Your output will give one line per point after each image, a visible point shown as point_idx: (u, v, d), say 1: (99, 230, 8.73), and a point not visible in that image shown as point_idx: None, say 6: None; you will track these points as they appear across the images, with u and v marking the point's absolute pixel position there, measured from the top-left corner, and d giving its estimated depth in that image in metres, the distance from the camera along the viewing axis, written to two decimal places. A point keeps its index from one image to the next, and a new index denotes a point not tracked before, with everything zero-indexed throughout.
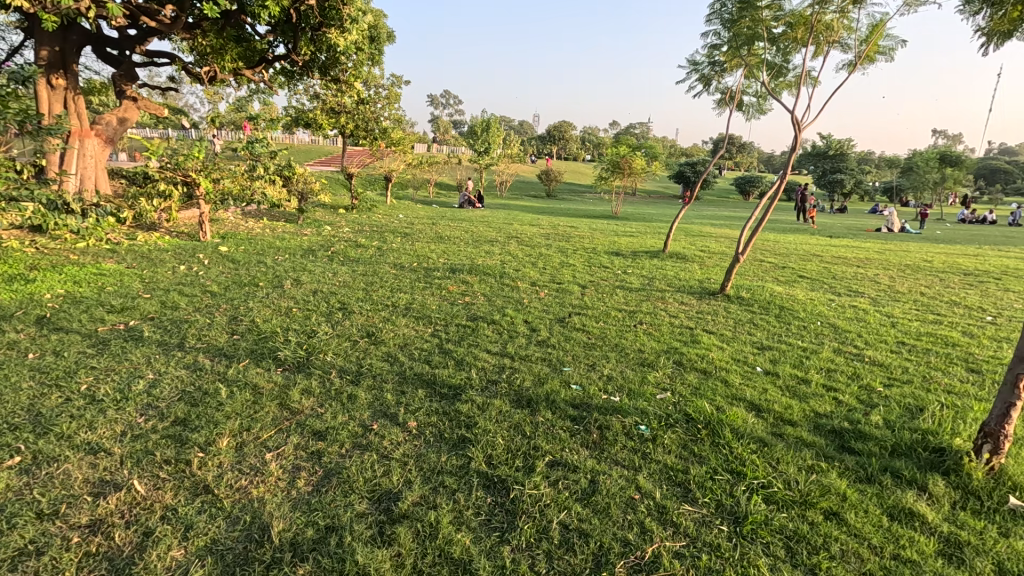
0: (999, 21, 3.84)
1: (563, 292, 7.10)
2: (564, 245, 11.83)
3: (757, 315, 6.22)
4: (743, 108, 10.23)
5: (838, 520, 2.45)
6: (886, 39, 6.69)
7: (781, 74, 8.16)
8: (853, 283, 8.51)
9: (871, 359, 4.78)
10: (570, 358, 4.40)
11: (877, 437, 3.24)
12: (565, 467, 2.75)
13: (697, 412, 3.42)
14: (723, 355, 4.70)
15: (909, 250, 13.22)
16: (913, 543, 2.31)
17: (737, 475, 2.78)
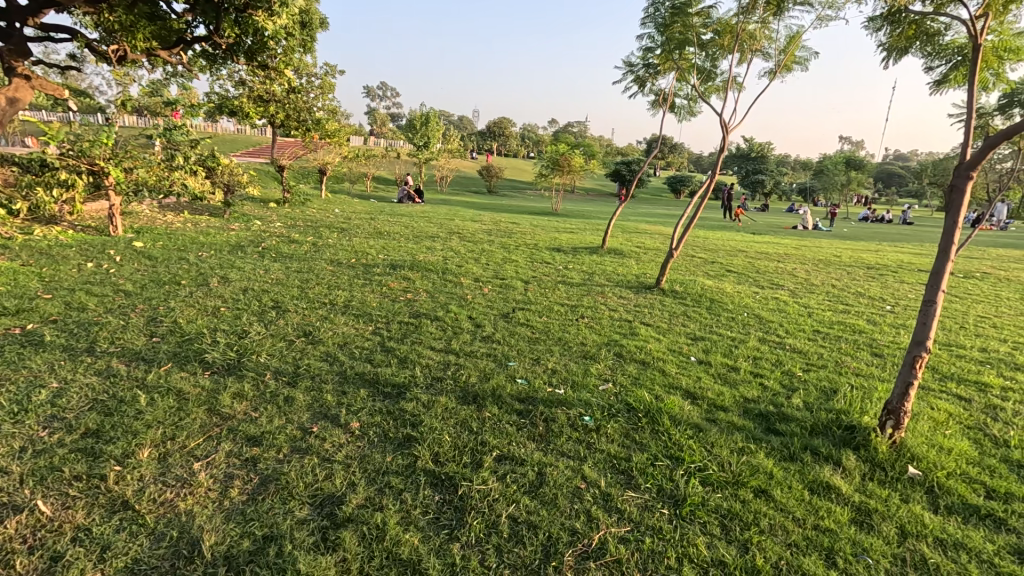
0: (897, 38, 4.24)
1: (506, 287, 7.13)
2: (506, 241, 11.88)
3: (690, 308, 6.54)
4: (675, 110, 10.70)
5: (767, 496, 2.63)
6: (801, 50, 7.22)
7: (710, 78, 8.61)
8: (774, 277, 9.15)
9: (791, 346, 5.17)
10: (515, 353, 4.43)
11: (798, 418, 3.50)
12: (512, 461, 2.77)
13: (637, 401, 3.55)
14: (660, 346, 4.91)
15: (821, 246, 14.41)
16: (830, 513, 2.52)
17: (676, 460, 2.91)
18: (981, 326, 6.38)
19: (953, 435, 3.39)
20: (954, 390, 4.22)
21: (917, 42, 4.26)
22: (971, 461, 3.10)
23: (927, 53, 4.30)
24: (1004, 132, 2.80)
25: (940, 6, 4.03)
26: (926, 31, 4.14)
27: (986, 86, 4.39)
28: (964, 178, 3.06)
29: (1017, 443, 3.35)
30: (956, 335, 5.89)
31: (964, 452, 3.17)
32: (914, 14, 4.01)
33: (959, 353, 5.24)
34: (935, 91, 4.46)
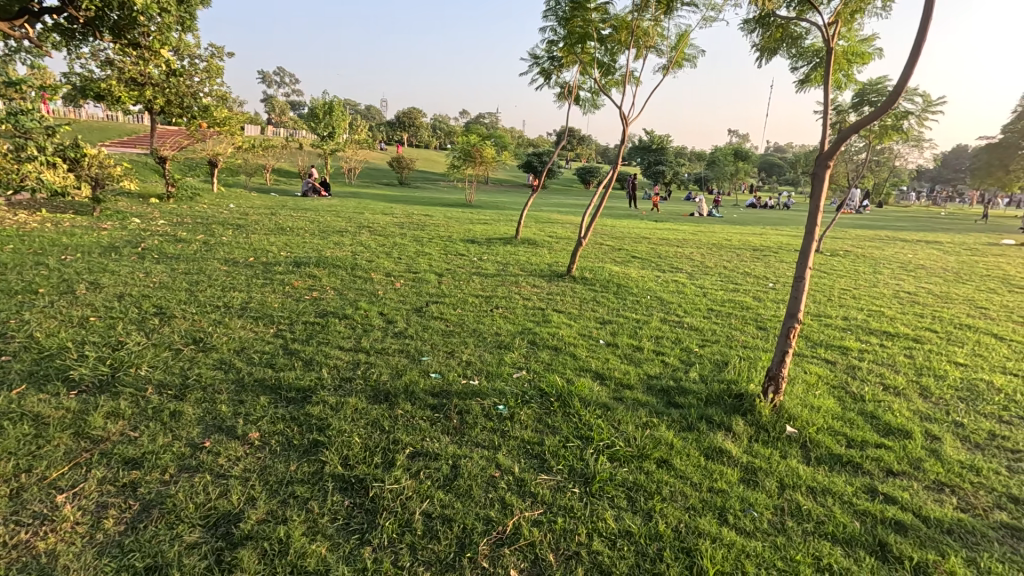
0: (767, 39, 4.67)
1: (420, 281, 6.99)
2: (419, 234, 11.64)
3: (599, 293, 6.82)
4: (580, 102, 11.04)
5: (667, 466, 2.82)
6: (689, 48, 7.73)
7: (610, 72, 8.95)
8: (674, 261, 9.81)
9: (688, 325, 5.58)
10: (429, 347, 4.36)
11: (695, 391, 3.79)
12: (426, 457, 2.73)
13: (550, 386, 3.64)
14: (572, 331, 5.07)
15: (714, 231, 15.69)
16: (722, 475, 2.76)
17: (586, 439, 3.03)
18: (843, 298, 7.30)
19: (821, 395, 3.85)
20: (822, 355, 4.79)
21: (783, 44, 4.71)
22: (836, 416, 3.54)
23: (792, 54, 4.77)
24: (851, 127, 3.17)
25: (802, 12, 4.48)
26: (790, 35, 4.59)
27: (840, 86, 4.96)
28: (824, 167, 3.44)
29: (870, 397, 3.88)
30: (823, 307, 6.69)
31: (830, 408, 3.61)
32: (780, 18, 4.43)
33: (826, 322, 5.95)
34: (799, 89, 4.97)
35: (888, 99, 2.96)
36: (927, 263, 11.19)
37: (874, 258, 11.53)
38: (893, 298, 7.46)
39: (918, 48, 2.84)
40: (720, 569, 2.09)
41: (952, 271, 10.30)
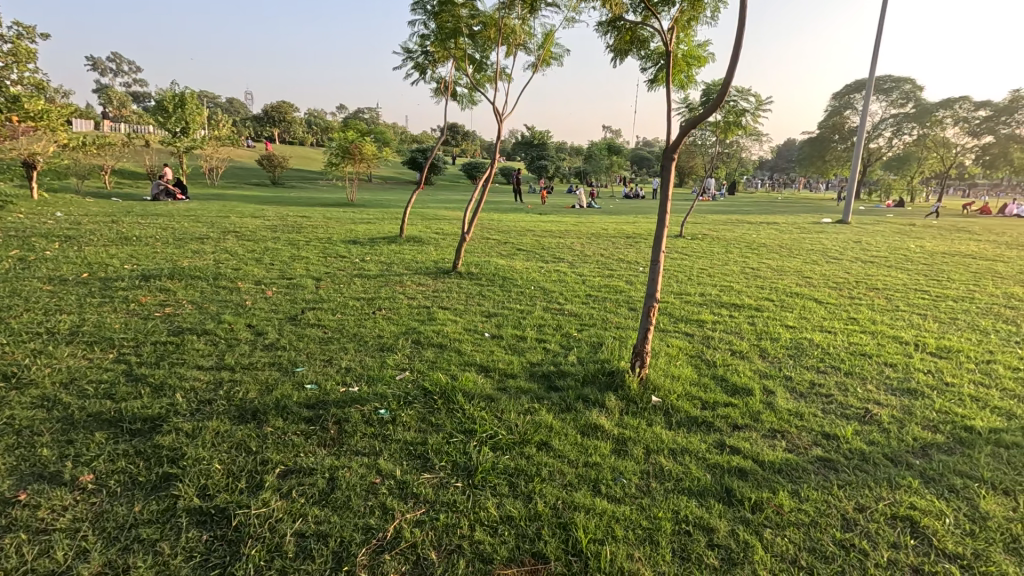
0: (619, 41, 5.03)
1: (295, 287, 6.54)
2: (294, 237, 10.87)
3: (485, 287, 6.91)
4: (457, 98, 11.04)
5: (548, 448, 2.95)
6: (555, 46, 8.08)
7: (483, 69, 9.05)
8: (557, 252, 10.25)
9: (569, 311, 5.87)
10: (304, 357, 4.11)
11: (573, 372, 4.01)
12: (299, 474, 2.57)
13: (434, 384, 3.63)
14: (457, 327, 5.09)
15: (593, 222, 16.66)
16: (596, 449, 2.96)
17: (469, 433, 3.07)
18: (701, 276, 8.18)
19: (681, 365, 4.28)
20: (683, 329, 5.32)
21: (633, 46, 5.11)
22: (693, 382, 3.96)
23: (642, 56, 5.18)
24: (689, 123, 3.54)
25: (646, 17, 4.89)
26: (639, 38, 5.00)
27: (683, 86, 5.51)
28: (670, 159, 3.81)
29: (721, 362, 4.40)
30: (685, 286, 7.42)
31: (688, 376, 4.04)
32: (628, 22, 4.79)
33: (686, 299, 6.62)
34: (649, 88, 5.42)
35: (715, 98, 3.35)
36: (768, 242, 12.92)
37: (726, 239, 13.06)
38: (740, 273, 8.51)
39: (736, 54, 3.25)
40: (592, 537, 2.24)
41: (785, 247, 12.01)
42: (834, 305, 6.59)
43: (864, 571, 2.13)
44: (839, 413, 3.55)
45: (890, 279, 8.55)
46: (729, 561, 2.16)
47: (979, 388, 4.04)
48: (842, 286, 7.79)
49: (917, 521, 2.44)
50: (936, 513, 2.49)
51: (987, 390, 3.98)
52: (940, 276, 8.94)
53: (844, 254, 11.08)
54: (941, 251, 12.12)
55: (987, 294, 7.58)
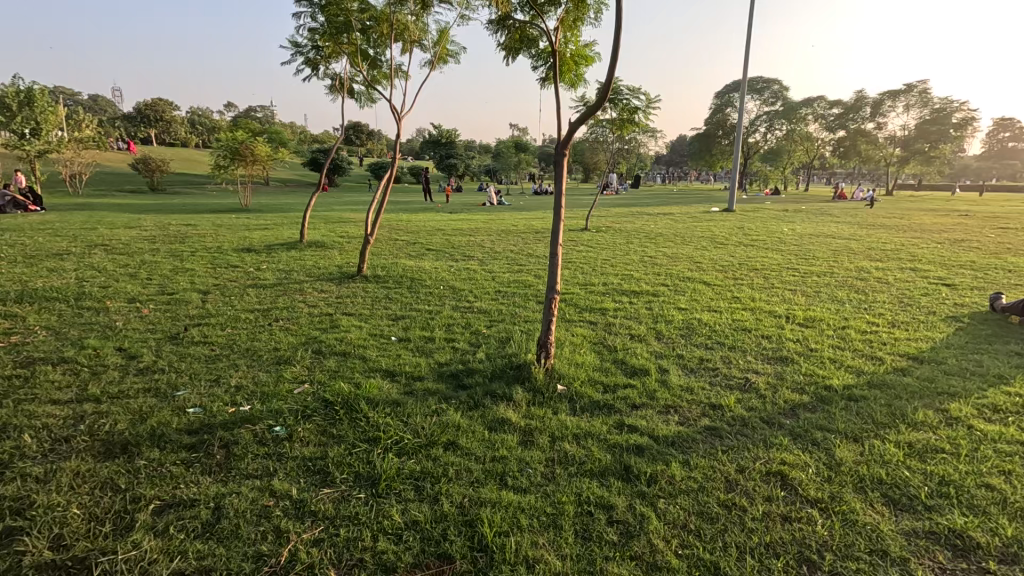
0: (510, 40, 5.10)
1: (177, 303, 5.93)
2: (177, 248, 9.88)
3: (392, 290, 6.73)
4: (353, 96, 10.62)
5: (455, 447, 2.93)
6: (451, 44, 8.03)
7: (378, 66, 8.77)
8: (466, 250, 10.24)
9: (478, 308, 5.89)
10: (187, 378, 3.74)
11: (481, 369, 4.02)
12: (178, 507, 2.34)
13: (335, 394, 3.46)
14: (361, 333, 4.90)
15: (502, 218, 16.86)
16: (504, 442, 2.99)
17: (373, 441, 2.97)
18: (604, 267, 8.57)
19: (585, 352, 4.45)
20: (587, 318, 5.54)
21: (523, 45, 5.21)
22: (596, 368, 4.13)
23: (532, 55, 5.28)
24: (577, 120, 3.67)
25: (534, 18, 5.00)
26: (528, 38, 5.10)
27: (574, 86, 5.70)
28: (561, 155, 3.94)
29: (621, 347, 4.63)
30: (589, 277, 7.74)
31: (591, 362, 4.21)
32: (517, 22, 4.87)
33: (591, 289, 6.89)
34: (542, 87, 5.56)
35: (599, 96, 3.50)
36: (665, 231, 13.84)
37: (627, 230, 13.80)
38: (640, 262, 9.04)
39: (616, 55, 3.42)
40: (497, 531, 2.26)
41: (679, 235, 12.94)
42: (721, 286, 7.21)
43: (743, 525, 2.35)
44: (723, 384, 3.89)
45: (766, 259, 9.51)
46: (627, 535, 2.28)
47: (836, 351, 4.62)
48: (727, 269, 8.54)
49: (786, 474, 2.73)
50: (800, 465, 2.81)
51: (843, 353, 4.56)
52: (806, 255, 10.09)
53: (729, 240, 12.15)
54: (807, 233, 13.71)
55: (843, 268, 8.70)
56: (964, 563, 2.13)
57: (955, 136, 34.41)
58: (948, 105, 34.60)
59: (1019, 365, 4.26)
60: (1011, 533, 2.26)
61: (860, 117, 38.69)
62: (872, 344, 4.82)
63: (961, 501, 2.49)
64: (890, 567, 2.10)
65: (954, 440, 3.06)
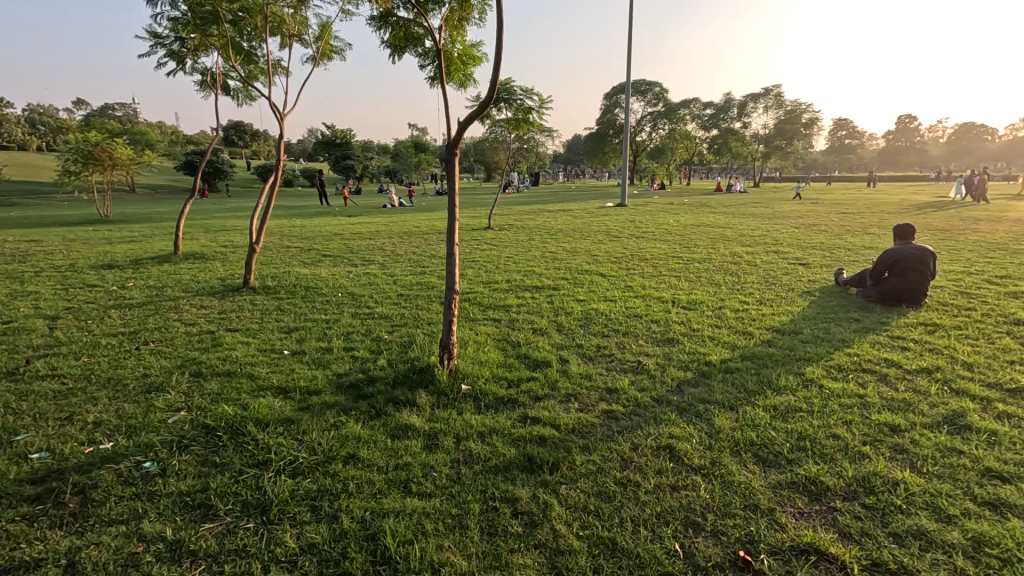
0: (395, 37, 4.97)
1: (15, 333, 5.07)
2: (15, 269, 8.45)
3: (284, 301, 6.30)
4: (229, 93, 9.77)
5: (355, 460, 2.81)
6: (334, 40, 7.67)
7: (254, 61, 8.14)
8: (366, 254, 9.87)
9: (379, 314, 5.70)
10: (30, 420, 3.21)
11: (382, 376, 3.89)
12: (19, 572, 2.01)
13: (217, 418, 3.16)
14: (249, 349, 4.52)
15: (404, 220, 16.47)
16: (407, 448, 2.92)
17: (264, 464, 2.75)
18: (507, 264, 8.70)
19: (489, 350, 4.49)
20: (490, 316, 5.59)
21: (409, 44, 5.10)
22: (499, 364, 4.17)
23: (419, 53, 5.20)
24: (465, 119, 3.67)
25: (418, 16, 4.92)
26: (413, 35, 5.01)
27: (464, 86, 5.69)
28: (452, 155, 3.92)
29: (524, 341, 4.73)
30: (492, 275, 7.80)
31: (494, 359, 4.25)
32: (400, 19, 4.76)
33: (494, 287, 6.95)
34: (431, 86, 5.48)
35: (485, 96, 3.54)
36: (564, 227, 14.37)
37: (529, 228, 14.13)
38: (541, 258, 9.29)
39: (499, 54, 3.47)
40: (401, 540, 2.20)
41: (576, 231, 13.51)
42: (615, 276, 7.63)
43: (637, 499, 2.50)
44: (619, 369, 4.12)
45: (655, 249, 10.22)
46: (531, 524, 2.33)
47: (715, 329, 5.09)
48: (621, 260, 9.05)
49: (674, 447, 2.95)
50: (686, 437, 3.05)
51: (720, 331, 5.03)
52: (689, 244, 11.02)
53: (622, 232, 12.90)
54: (689, 223, 14.99)
55: (720, 254, 9.60)
56: (816, 505, 2.44)
57: (804, 134, 39.48)
58: (798, 108, 39.65)
59: (856, 329, 4.99)
60: (851, 473, 2.64)
61: (729, 117, 42.99)
62: (744, 321, 5.37)
63: (814, 452, 2.86)
64: (760, 518, 2.35)
65: (809, 399, 3.50)
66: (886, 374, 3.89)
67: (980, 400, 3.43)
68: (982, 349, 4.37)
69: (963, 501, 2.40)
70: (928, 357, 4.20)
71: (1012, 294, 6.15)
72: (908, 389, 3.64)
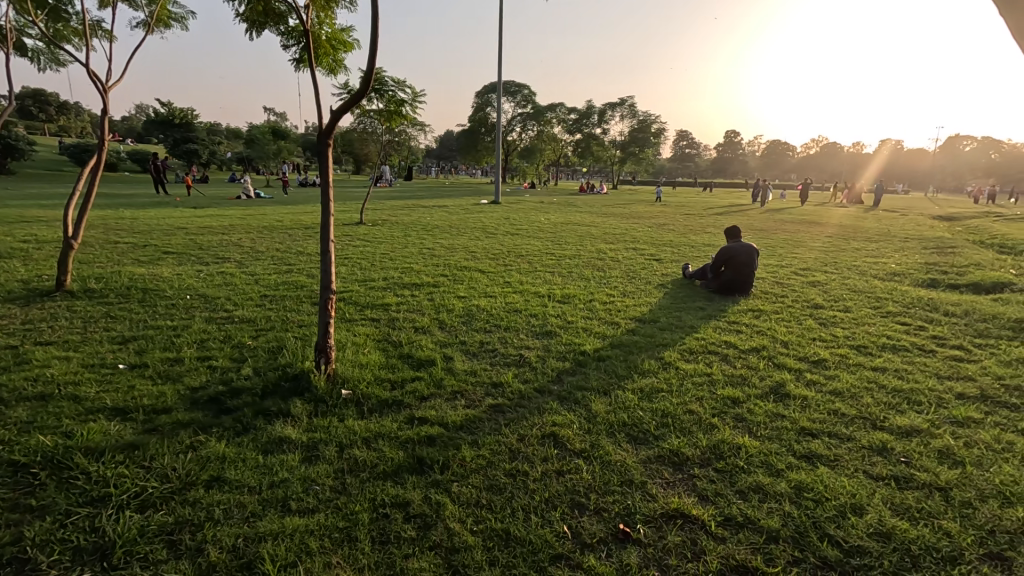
0: (253, 11, 4.49)
1: None
2: None
3: (116, 306, 5.37)
4: (26, 53, 7.98)
5: (221, 482, 2.51)
6: (172, 5, 6.68)
7: (63, 19, 6.76)
8: (219, 251, 8.81)
9: (239, 318, 5.12)
10: None
11: (248, 387, 3.51)
12: None
13: (30, 452, 2.59)
14: (69, 366, 3.76)
15: (264, 213, 15.00)
16: (283, 463, 2.68)
17: (101, 500, 2.34)
18: (384, 261, 8.41)
19: (369, 351, 4.29)
20: (369, 316, 5.35)
21: (268, 20, 4.63)
22: (381, 366, 4.01)
23: (281, 32, 4.76)
24: (339, 108, 3.44)
25: None
26: (274, 11, 4.56)
27: (333, 72, 5.33)
28: (325, 145, 3.67)
29: (406, 341, 4.61)
30: (368, 272, 7.48)
31: (375, 361, 4.08)
32: None
33: (371, 286, 6.66)
34: (296, 69, 5.04)
35: (361, 85, 3.37)
36: (440, 223, 14.28)
37: (404, 223, 13.78)
38: (419, 254, 9.13)
39: (375, 42, 3.32)
40: (282, 565, 2.03)
41: (453, 227, 13.52)
42: (494, 273, 7.79)
43: (526, 488, 2.60)
44: (501, 363, 4.22)
45: (529, 246, 10.64)
46: (424, 527, 2.30)
47: (588, 321, 5.45)
48: (498, 257, 9.26)
49: (557, 434, 3.11)
50: (568, 424, 3.24)
51: (593, 322, 5.41)
52: (560, 240, 11.66)
53: (498, 229, 13.18)
54: (559, 221, 15.92)
55: (588, 251, 10.31)
56: (679, 474, 2.76)
57: (654, 142, 44.06)
58: (649, 118, 44.14)
59: (702, 316, 5.72)
60: (705, 443, 3.03)
61: (591, 123, 46.26)
62: (611, 312, 5.84)
63: (676, 428, 3.22)
64: (634, 492, 2.59)
65: (669, 379, 3.95)
66: (726, 354, 4.52)
67: (794, 372, 4.16)
68: (794, 329, 5.30)
69: (787, 456, 2.90)
70: (756, 338, 4.97)
71: (812, 283, 7.53)
72: (744, 365, 4.27)
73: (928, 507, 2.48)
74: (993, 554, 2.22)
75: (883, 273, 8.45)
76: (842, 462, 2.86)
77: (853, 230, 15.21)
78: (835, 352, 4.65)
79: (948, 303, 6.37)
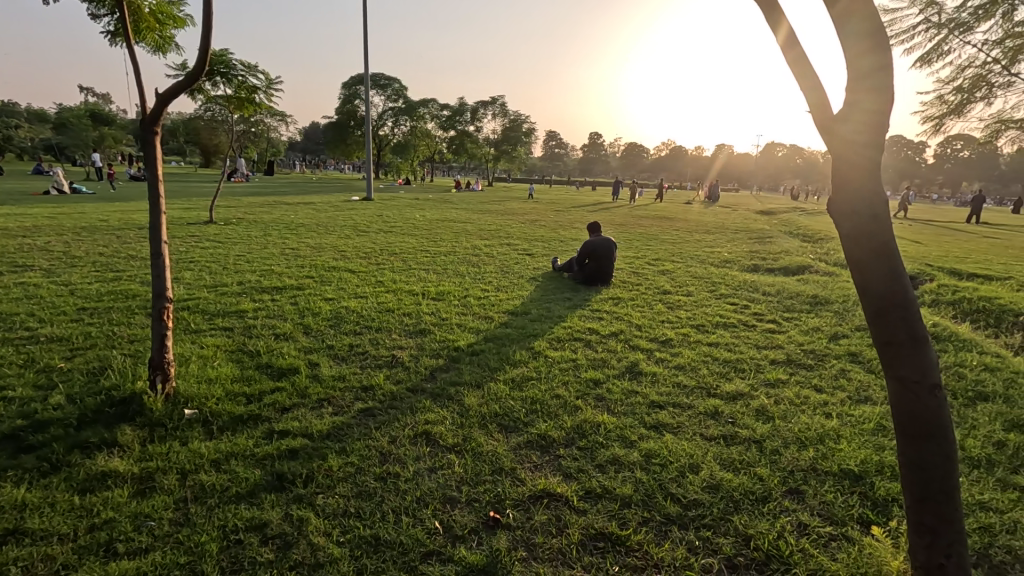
0: None
1: None
2: None
3: None
4: None
5: (19, 536, 2.09)
6: None
7: None
8: (17, 257, 7.27)
9: (47, 337, 4.29)
10: None
11: (58, 417, 2.96)
12: None
13: None
14: None
15: (82, 212, 12.72)
16: (107, 502, 2.31)
17: None
18: (239, 263, 7.64)
19: (219, 364, 3.87)
20: (220, 325, 4.82)
21: None
22: (233, 379, 3.64)
23: None
24: (167, 92, 3.03)
25: None
26: None
27: (161, 50, 4.67)
28: (152, 133, 3.21)
29: (265, 349, 4.24)
30: (219, 277, 6.72)
31: (227, 374, 3.69)
32: None
33: (222, 291, 6.00)
34: (111, 43, 4.33)
35: (194, 67, 3.00)
36: (306, 221, 13.35)
37: (263, 222, 12.63)
38: (281, 255, 8.45)
39: (208, 20, 2.98)
40: None
41: (320, 225, 12.72)
42: (365, 272, 7.49)
43: (397, 490, 2.55)
44: (372, 365, 4.08)
45: (403, 244, 10.41)
46: (284, 546, 2.14)
47: (462, 317, 5.50)
48: (370, 255, 8.92)
49: (429, 432, 3.09)
50: (440, 420, 3.24)
51: (466, 318, 5.47)
52: (434, 237, 11.59)
53: (370, 227, 12.69)
54: (433, 218, 15.79)
55: (463, 247, 10.39)
56: (546, 456, 2.91)
57: (525, 142, 45.71)
58: (519, 118, 45.66)
59: (569, 307, 6.09)
60: (569, 424, 3.23)
61: (464, 120, 46.56)
62: (485, 307, 5.96)
63: (544, 413, 3.39)
64: (505, 478, 2.68)
65: (538, 368, 4.14)
66: (589, 340, 4.86)
67: (646, 352, 4.62)
68: (647, 314, 5.88)
69: (639, 428, 3.21)
70: (615, 323, 5.42)
71: (662, 272, 8.42)
72: (604, 349, 4.63)
73: (747, 459, 2.93)
74: (792, 489, 2.69)
75: (718, 261, 9.73)
76: (683, 428, 3.24)
77: (694, 224, 17.30)
78: (679, 331, 5.25)
79: (764, 285, 7.55)
